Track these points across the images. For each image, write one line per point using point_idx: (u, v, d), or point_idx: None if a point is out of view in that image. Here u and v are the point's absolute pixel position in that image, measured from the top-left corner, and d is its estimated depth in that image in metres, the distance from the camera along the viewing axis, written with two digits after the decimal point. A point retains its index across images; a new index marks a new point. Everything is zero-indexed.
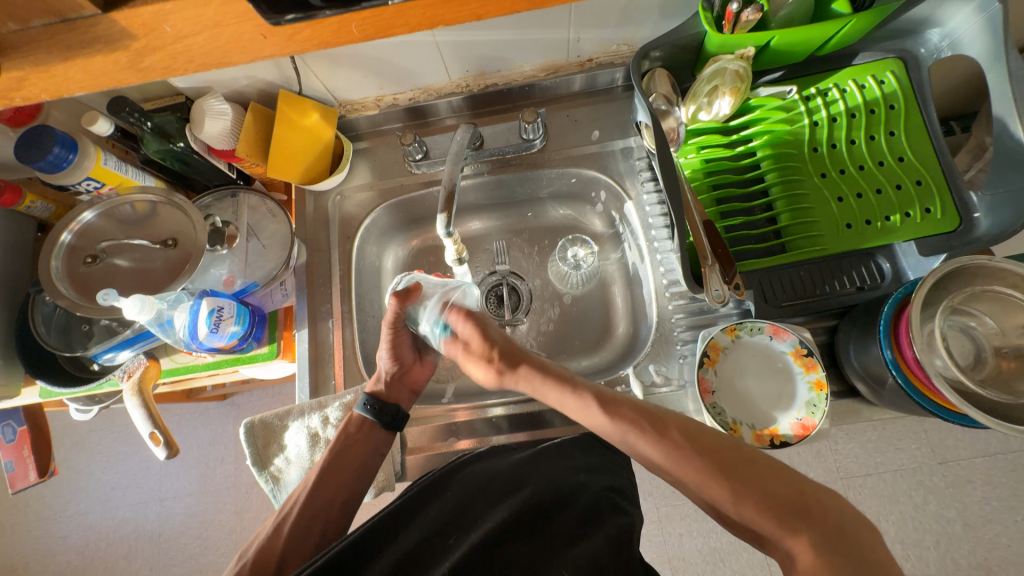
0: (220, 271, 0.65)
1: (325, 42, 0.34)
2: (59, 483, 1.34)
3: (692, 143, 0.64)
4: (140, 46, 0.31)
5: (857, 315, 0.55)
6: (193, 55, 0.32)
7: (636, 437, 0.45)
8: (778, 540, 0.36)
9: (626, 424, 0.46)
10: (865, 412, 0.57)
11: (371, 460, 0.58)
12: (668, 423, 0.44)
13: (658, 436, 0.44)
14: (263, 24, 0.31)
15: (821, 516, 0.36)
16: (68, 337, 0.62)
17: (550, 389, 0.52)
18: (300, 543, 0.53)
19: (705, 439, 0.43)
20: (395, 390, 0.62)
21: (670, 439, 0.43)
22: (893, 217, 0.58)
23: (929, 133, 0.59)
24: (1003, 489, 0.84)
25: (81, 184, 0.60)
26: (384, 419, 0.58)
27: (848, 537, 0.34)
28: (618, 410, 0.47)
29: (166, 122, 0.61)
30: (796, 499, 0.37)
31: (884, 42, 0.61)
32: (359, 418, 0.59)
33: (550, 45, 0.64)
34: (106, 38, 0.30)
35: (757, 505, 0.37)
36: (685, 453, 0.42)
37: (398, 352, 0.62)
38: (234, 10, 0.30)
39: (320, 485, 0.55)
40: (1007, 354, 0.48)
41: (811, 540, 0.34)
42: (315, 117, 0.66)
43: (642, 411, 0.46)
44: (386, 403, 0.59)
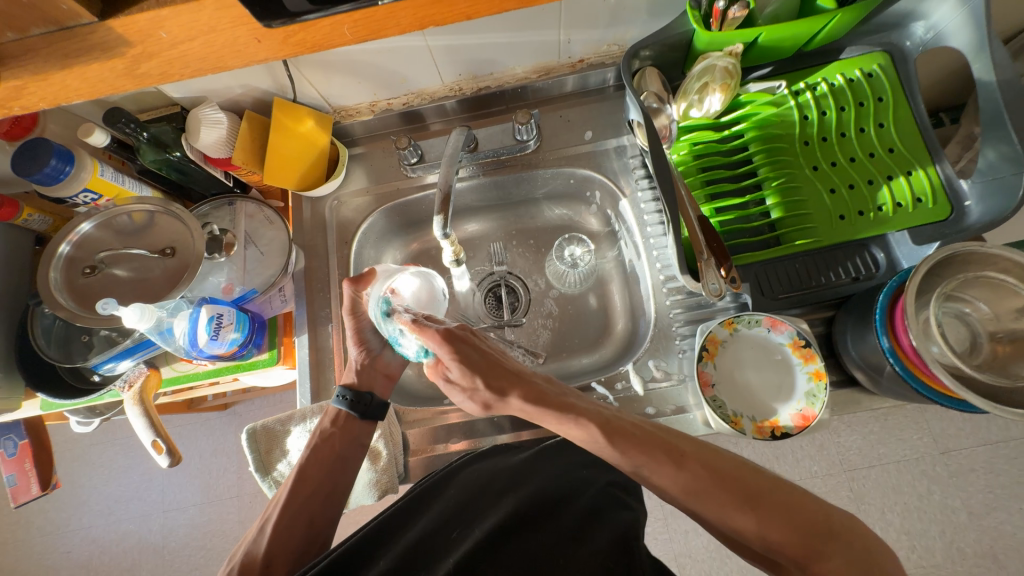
0: (219, 278, 0.65)
1: (319, 45, 0.35)
2: (61, 498, 1.33)
3: (685, 140, 0.64)
4: (137, 52, 0.31)
5: (853, 305, 0.55)
6: (189, 61, 0.33)
7: (652, 468, 0.43)
8: (804, 565, 0.37)
9: (643, 456, 0.43)
10: (865, 401, 0.57)
11: (350, 451, 0.58)
12: (685, 451, 0.43)
13: (676, 467, 0.42)
14: (257, 28, 0.31)
15: (847, 539, 0.37)
16: (68, 349, 0.62)
17: (548, 418, 0.46)
18: (285, 541, 0.52)
19: (727, 469, 0.42)
20: (365, 377, 0.62)
21: (692, 468, 0.42)
22: (885, 207, 0.58)
23: (918, 124, 0.60)
24: (1005, 476, 0.84)
25: (78, 196, 0.60)
26: (358, 410, 0.58)
27: (872, 560, 0.36)
28: (624, 442, 0.44)
29: (162, 132, 0.61)
30: (823, 525, 0.38)
31: (870, 36, 0.62)
32: (336, 411, 0.59)
33: (541, 46, 0.65)
34: (103, 46, 0.30)
35: (784, 534, 0.38)
36: (708, 485, 0.41)
37: (364, 339, 0.63)
38: (228, 15, 0.30)
39: (301, 481, 0.55)
40: (1002, 338, 0.48)
41: (840, 566, 0.36)
42: (309, 124, 0.67)
43: (653, 439, 0.44)
44: (360, 393, 0.59)
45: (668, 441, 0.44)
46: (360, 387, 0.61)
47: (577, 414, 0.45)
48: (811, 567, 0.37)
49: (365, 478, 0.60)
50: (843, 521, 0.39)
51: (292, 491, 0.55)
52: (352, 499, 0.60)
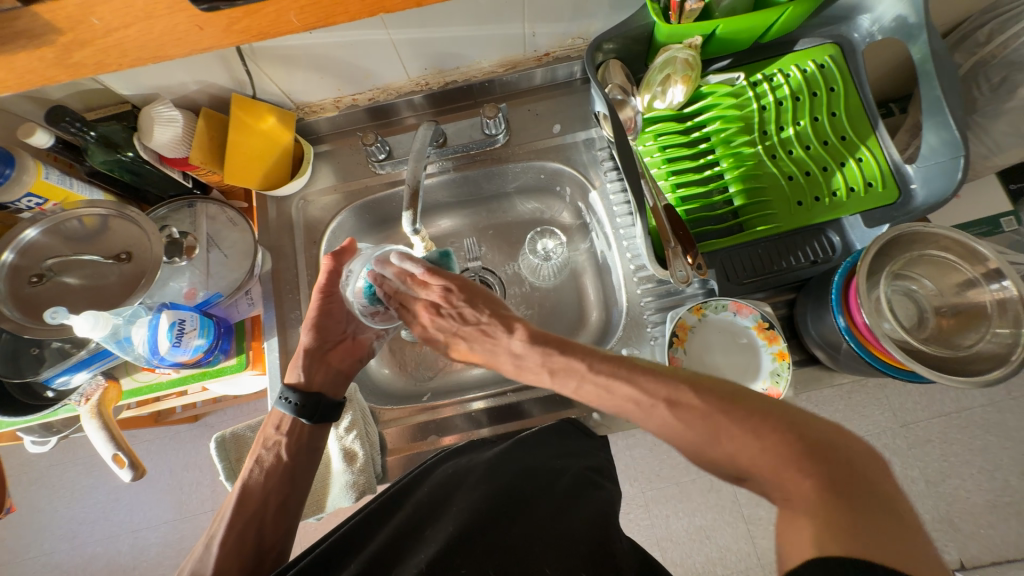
0: (180, 283, 0.62)
1: (266, 33, 0.34)
2: (19, 524, 1.26)
3: (650, 131, 0.66)
4: (67, 40, 0.30)
5: (812, 286, 0.57)
6: (126, 50, 0.32)
7: (633, 405, 0.43)
8: (777, 485, 0.35)
9: (628, 388, 0.43)
10: (826, 378, 0.60)
11: (302, 457, 0.57)
12: (655, 397, 0.42)
13: (655, 391, 0.42)
14: (197, 14, 0.30)
15: (831, 455, 0.34)
16: (16, 363, 0.59)
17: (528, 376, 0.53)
18: (233, 557, 0.51)
19: (692, 396, 0.40)
20: (314, 367, 0.60)
21: (670, 386, 0.42)
22: (838, 192, 0.61)
23: (867, 111, 0.63)
24: (958, 445, 0.90)
25: (20, 200, 0.57)
26: (306, 414, 0.57)
27: (854, 473, 0.33)
28: (606, 379, 0.45)
29: (111, 131, 0.58)
30: (801, 441, 0.35)
31: (821, 28, 0.65)
32: (281, 415, 0.58)
33: (507, 40, 0.65)
34: (29, 33, 0.29)
35: (756, 452, 0.36)
36: (683, 401, 0.40)
37: (319, 325, 0.61)
38: (167, 1, 0.29)
39: (246, 496, 0.54)
40: (946, 312, 0.51)
41: (815, 482, 0.33)
42: (271, 121, 0.65)
43: (626, 391, 0.44)
44: (309, 396, 0.58)
45: (647, 382, 0.43)
46: (309, 387, 0.60)
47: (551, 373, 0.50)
48: (781, 484, 0.34)
49: (341, 480, 0.59)
50: (825, 436, 0.35)
51: (240, 503, 0.54)
52: (329, 502, 0.59)
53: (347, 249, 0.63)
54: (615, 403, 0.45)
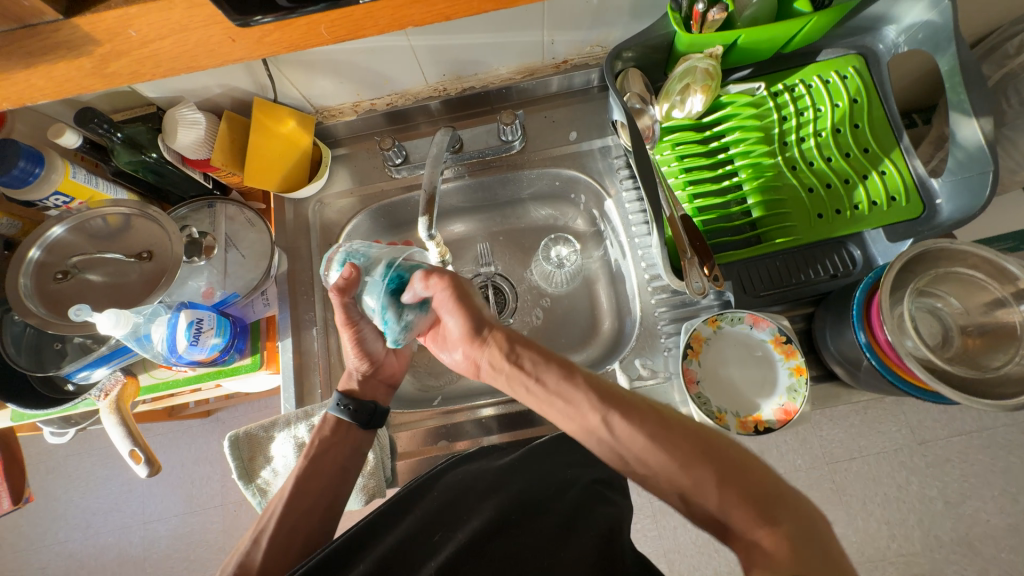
0: (199, 282, 0.63)
1: (296, 45, 0.34)
2: (35, 512, 1.29)
3: (668, 140, 0.65)
4: (105, 50, 0.31)
5: (832, 300, 0.56)
6: (160, 61, 0.33)
7: (619, 423, 0.43)
8: (749, 532, 0.37)
9: (620, 409, 0.44)
10: (844, 395, 0.59)
11: (352, 462, 0.57)
12: (643, 430, 0.42)
13: (644, 419, 0.43)
14: (231, 27, 0.31)
15: (793, 506, 0.37)
16: (40, 357, 0.60)
17: (550, 374, 0.48)
18: (279, 556, 0.51)
19: (687, 426, 0.43)
20: (366, 385, 0.61)
21: (659, 420, 0.43)
22: (860, 205, 0.60)
23: (890, 124, 0.62)
24: (979, 466, 0.87)
25: (49, 198, 0.58)
26: (361, 420, 0.58)
27: (813, 528, 0.36)
28: (600, 393, 0.45)
29: (137, 133, 0.60)
30: (771, 493, 0.38)
31: (845, 38, 0.64)
32: (335, 419, 0.58)
33: (525, 47, 0.65)
34: (70, 45, 0.30)
35: (739, 494, 0.38)
36: (676, 440, 0.41)
37: (366, 350, 0.60)
38: (202, 14, 0.30)
39: (297, 495, 0.54)
40: (972, 332, 0.50)
41: (786, 532, 0.36)
42: (291, 124, 0.66)
43: (639, 403, 0.45)
44: (363, 402, 0.59)
45: (636, 399, 0.45)
46: (361, 396, 0.61)
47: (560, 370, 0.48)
48: (753, 534, 0.37)
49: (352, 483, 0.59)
50: (789, 490, 0.39)
51: (290, 500, 0.53)
52: None
53: (350, 281, 0.53)
54: (584, 416, 0.45)
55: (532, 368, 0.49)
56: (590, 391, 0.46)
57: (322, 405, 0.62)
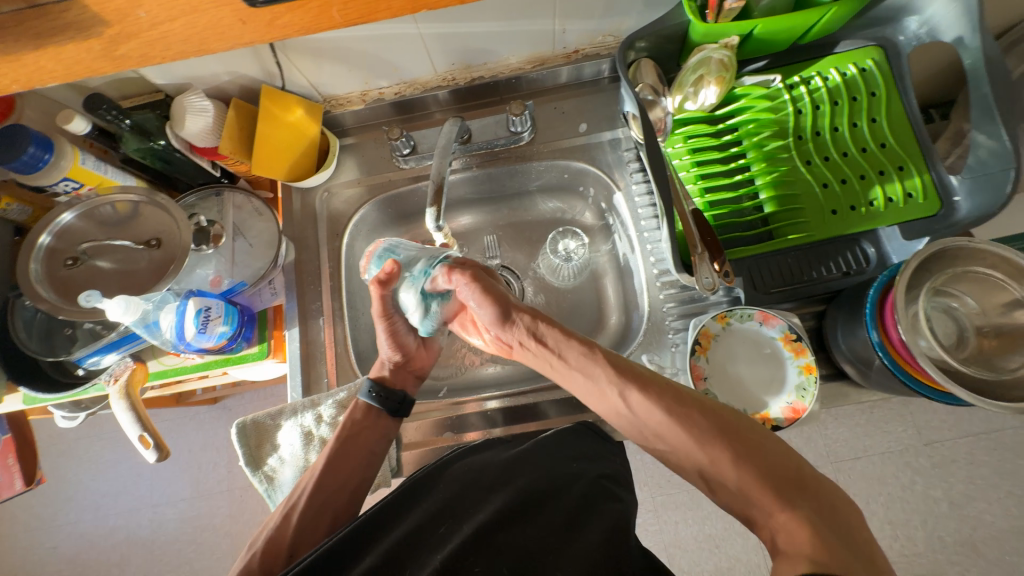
0: (206, 270, 0.64)
1: (308, 28, 0.34)
2: (47, 494, 1.32)
3: (680, 133, 0.64)
4: (115, 32, 0.31)
5: (844, 299, 0.55)
6: (170, 43, 0.32)
7: (637, 400, 0.46)
8: (770, 514, 0.37)
9: (637, 385, 0.47)
10: (853, 394, 0.58)
11: (379, 447, 0.58)
12: (662, 401, 0.45)
13: (664, 396, 0.45)
14: (242, 9, 0.31)
15: (815, 493, 0.37)
16: (50, 342, 0.61)
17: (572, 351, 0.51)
18: (309, 533, 0.52)
19: (704, 409, 0.44)
20: (398, 375, 0.63)
21: (676, 398, 0.45)
22: (876, 202, 0.59)
23: (910, 118, 0.60)
24: (986, 467, 0.87)
25: (58, 184, 0.58)
26: (389, 407, 0.60)
27: (836, 514, 0.36)
28: (617, 365, 0.49)
29: (145, 119, 0.59)
30: (794, 475, 0.38)
31: (865, 29, 0.62)
32: (364, 405, 0.59)
33: (536, 36, 0.64)
34: (79, 25, 0.29)
35: (756, 475, 0.39)
36: (690, 417, 0.43)
37: (399, 341, 0.63)
38: None
39: (329, 475, 0.55)
40: (989, 332, 0.49)
41: (806, 515, 0.36)
42: (299, 113, 0.65)
43: (665, 385, 0.46)
44: (391, 390, 0.61)
45: (660, 379, 0.48)
46: (391, 384, 0.63)
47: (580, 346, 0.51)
48: (774, 513, 0.37)
49: None
50: (813, 477, 0.39)
51: (319, 479, 0.54)
52: None
53: (391, 275, 0.58)
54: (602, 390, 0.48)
55: (555, 344, 0.52)
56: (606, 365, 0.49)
57: (329, 394, 0.63)
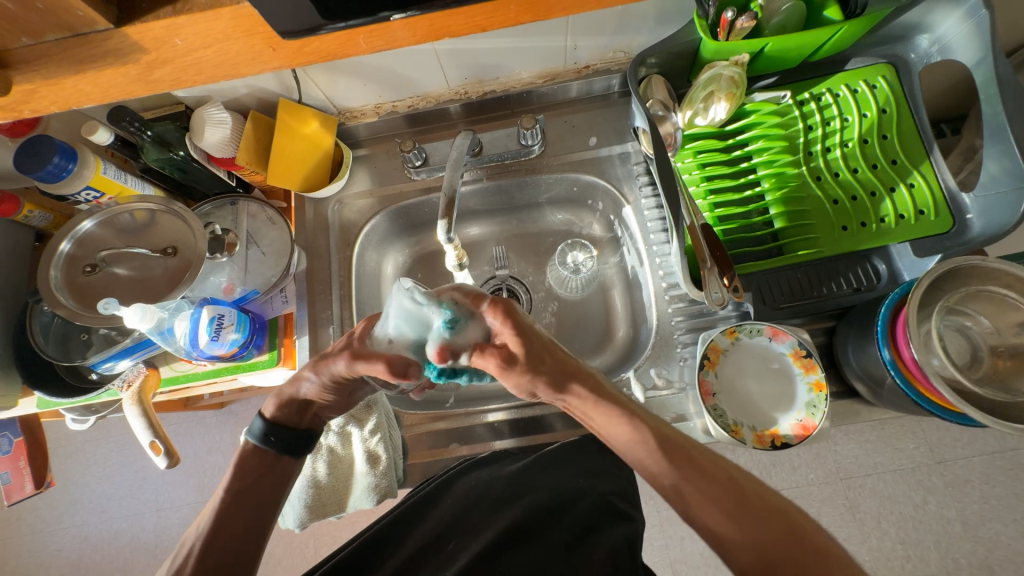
0: (220, 278, 0.65)
1: (334, 54, 0.35)
2: (54, 495, 1.33)
3: (690, 148, 0.65)
4: (150, 59, 0.32)
5: (855, 315, 0.55)
6: (202, 68, 0.34)
7: (700, 499, 0.42)
8: None
9: (702, 480, 0.42)
10: (864, 412, 0.58)
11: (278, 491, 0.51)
12: (725, 484, 0.42)
13: (722, 496, 0.42)
14: (273, 37, 0.32)
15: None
16: (66, 347, 0.62)
17: (605, 413, 0.45)
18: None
19: (753, 495, 0.42)
20: (291, 411, 0.51)
21: (740, 497, 0.42)
22: (888, 218, 0.59)
23: (920, 135, 0.61)
24: (1000, 487, 0.85)
25: (80, 193, 0.60)
26: (284, 448, 0.51)
27: None
28: (681, 460, 0.43)
29: (165, 131, 0.61)
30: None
31: (875, 47, 0.62)
32: (255, 448, 0.51)
33: (548, 52, 0.65)
34: (117, 52, 0.30)
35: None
36: (749, 514, 0.41)
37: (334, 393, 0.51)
38: (246, 24, 0.31)
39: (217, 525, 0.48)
40: (1003, 353, 0.49)
41: None
42: (314, 125, 0.67)
43: (722, 471, 0.43)
44: (286, 432, 0.51)
45: (716, 463, 0.44)
46: (287, 420, 0.52)
47: (628, 421, 0.44)
48: None
49: (363, 482, 0.58)
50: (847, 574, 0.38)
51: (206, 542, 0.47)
52: (350, 502, 0.58)
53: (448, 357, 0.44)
54: (654, 475, 0.43)
55: (595, 405, 0.45)
56: (664, 454, 0.43)
57: None
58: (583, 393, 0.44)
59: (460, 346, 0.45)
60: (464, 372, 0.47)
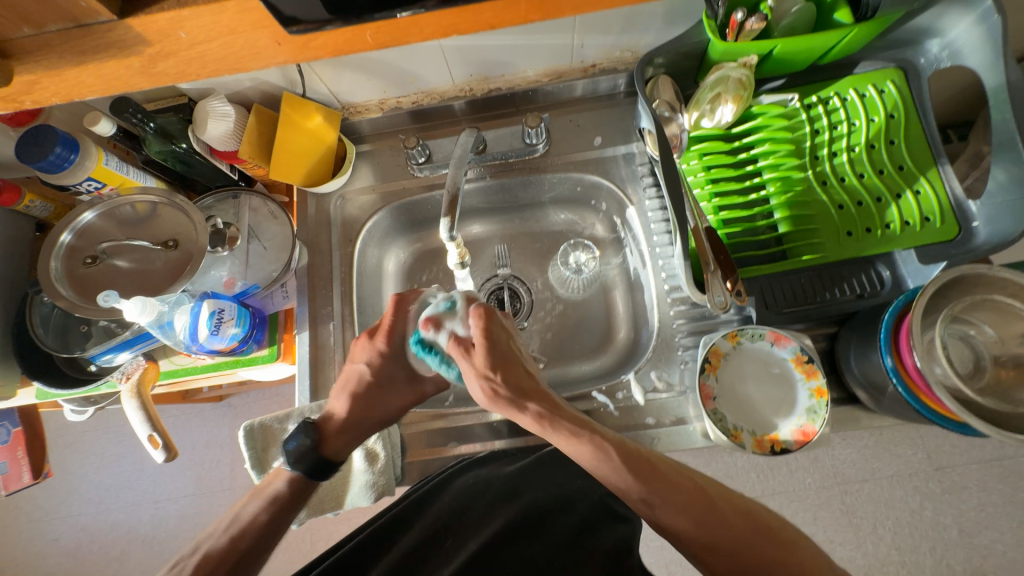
0: (221, 272, 0.64)
1: (340, 49, 0.35)
2: (52, 485, 1.33)
3: (695, 150, 0.64)
4: (154, 51, 0.31)
5: (858, 321, 0.55)
6: (207, 62, 0.33)
7: (666, 508, 0.41)
8: None
9: (669, 488, 0.41)
10: (864, 419, 0.57)
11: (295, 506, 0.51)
12: (692, 489, 0.42)
13: (689, 503, 0.41)
14: (279, 31, 0.32)
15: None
16: (65, 338, 0.62)
17: (560, 436, 0.43)
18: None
19: (716, 497, 0.42)
20: (346, 439, 0.54)
21: (707, 504, 0.41)
22: (892, 224, 0.59)
23: (928, 140, 0.60)
24: (998, 495, 0.85)
25: (81, 184, 0.60)
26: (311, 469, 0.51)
27: None
28: (646, 474, 0.42)
29: (168, 123, 0.60)
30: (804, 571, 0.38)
31: (885, 51, 0.62)
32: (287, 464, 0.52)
33: (554, 51, 0.64)
34: (120, 44, 0.30)
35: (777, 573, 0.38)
36: (712, 519, 0.41)
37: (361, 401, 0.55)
38: (252, 18, 0.30)
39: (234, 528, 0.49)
40: (1007, 362, 0.48)
41: None
42: (317, 119, 0.66)
43: (687, 480, 0.43)
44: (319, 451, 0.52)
45: (681, 473, 0.43)
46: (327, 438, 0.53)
47: (588, 443, 0.41)
48: None
49: (362, 479, 0.58)
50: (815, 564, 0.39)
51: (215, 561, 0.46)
52: (347, 500, 0.58)
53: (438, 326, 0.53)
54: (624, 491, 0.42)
55: (549, 424, 0.43)
56: (627, 470, 0.41)
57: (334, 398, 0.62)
58: (535, 406, 0.44)
59: (447, 325, 0.53)
60: (437, 353, 0.53)
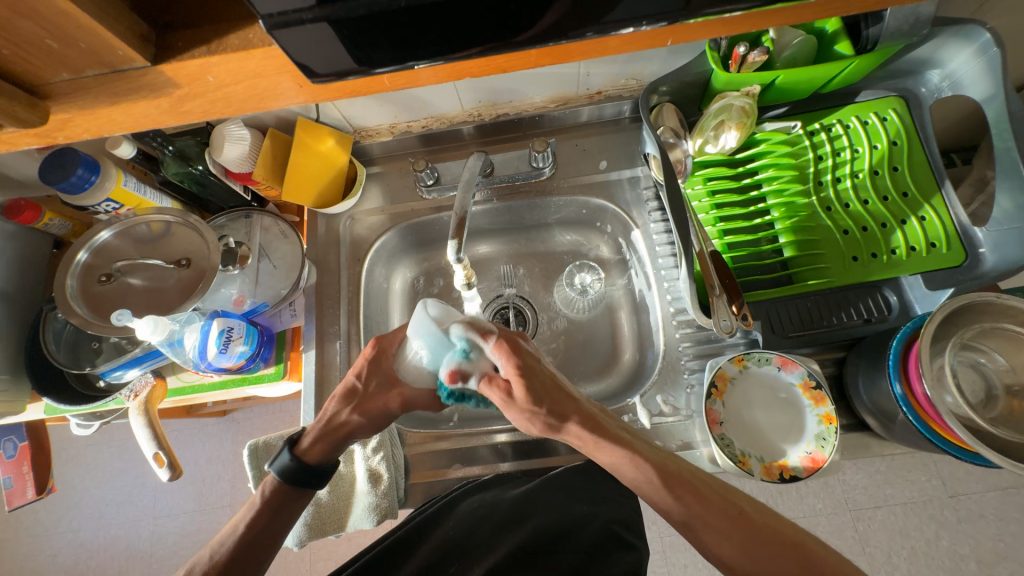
0: (231, 290, 0.65)
1: (355, 92, 0.36)
2: (53, 500, 1.32)
3: (700, 175, 0.65)
4: (182, 92, 0.33)
5: (866, 346, 0.54)
6: (232, 101, 0.35)
7: (708, 531, 0.41)
8: None
9: (704, 511, 0.41)
10: (875, 446, 0.57)
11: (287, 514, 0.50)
12: (738, 510, 0.41)
13: (732, 528, 0.40)
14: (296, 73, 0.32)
15: None
16: (76, 355, 0.62)
17: (609, 454, 0.44)
18: None
19: (762, 522, 0.41)
20: (325, 445, 0.51)
21: (752, 529, 0.40)
22: (898, 250, 0.59)
23: (932, 167, 0.61)
24: (1016, 525, 0.82)
25: (101, 204, 0.61)
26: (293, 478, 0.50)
27: None
28: (685, 494, 0.42)
29: (186, 146, 0.62)
30: None
31: (886, 80, 0.63)
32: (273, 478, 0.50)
33: (561, 78, 0.66)
34: (151, 86, 0.32)
35: None
36: (761, 544, 0.39)
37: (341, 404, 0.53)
38: (275, 64, 0.32)
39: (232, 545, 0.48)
40: (1018, 393, 0.48)
41: None
42: (330, 143, 0.68)
43: (729, 505, 0.42)
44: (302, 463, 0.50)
45: (725, 494, 0.43)
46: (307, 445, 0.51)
47: (631, 459, 0.43)
48: None
49: (364, 502, 0.57)
50: None
51: (221, 569, 0.46)
52: (350, 523, 0.57)
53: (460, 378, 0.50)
54: (671, 511, 0.42)
55: (598, 445, 0.44)
56: (669, 489, 0.42)
57: None
58: (580, 430, 0.44)
59: (471, 372, 0.50)
60: (471, 398, 0.55)
